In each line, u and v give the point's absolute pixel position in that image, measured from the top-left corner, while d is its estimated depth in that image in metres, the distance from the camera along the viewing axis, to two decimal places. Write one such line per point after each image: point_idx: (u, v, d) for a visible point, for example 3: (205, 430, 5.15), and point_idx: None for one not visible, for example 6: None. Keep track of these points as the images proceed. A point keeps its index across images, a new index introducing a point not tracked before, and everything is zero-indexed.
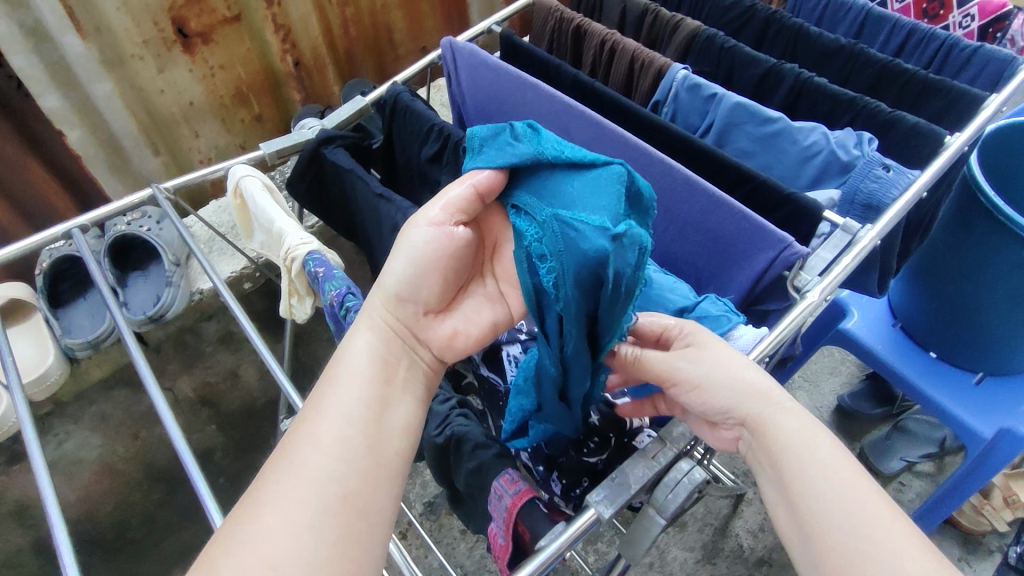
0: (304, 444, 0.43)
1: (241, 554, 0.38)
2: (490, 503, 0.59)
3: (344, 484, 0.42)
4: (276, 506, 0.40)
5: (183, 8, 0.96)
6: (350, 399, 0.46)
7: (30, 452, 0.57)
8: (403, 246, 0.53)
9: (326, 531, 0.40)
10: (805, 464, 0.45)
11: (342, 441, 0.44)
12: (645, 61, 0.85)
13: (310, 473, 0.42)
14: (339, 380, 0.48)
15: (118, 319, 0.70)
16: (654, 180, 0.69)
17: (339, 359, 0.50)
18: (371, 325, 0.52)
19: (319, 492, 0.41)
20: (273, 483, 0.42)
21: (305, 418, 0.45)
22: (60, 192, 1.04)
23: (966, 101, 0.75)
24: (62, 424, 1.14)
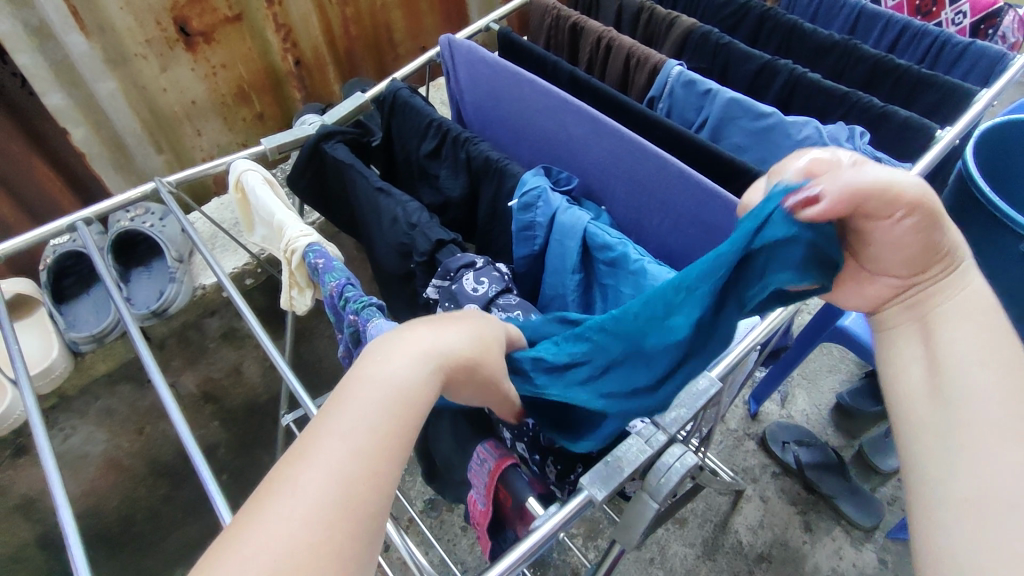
0: (332, 444, 0.34)
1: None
2: (471, 469, 0.60)
3: (375, 491, 0.34)
4: (292, 517, 0.31)
5: (185, 8, 0.97)
6: (391, 401, 0.37)
7: (36, 440, 0.58)
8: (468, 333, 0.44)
9: (352, 563, 0.31)
10: (967, 338, 0.40)
11: (381, 449, 0.35)
12: (640, 58, 0.86)
13: (339, 478, 0.33)
14: (373, 373, 0.38)
15: (123, 312, 0.71)
16: (650, 173, 0.70)
17: (372, 370, 0.38)
18: (426, 359, 0.40)
19: (347, 509, 0.32)
20: (288, 485, 0.32)
21: (329, 411, 0.36)
22: (63, 188, 1.06)
23: (958, 96, 0.76)
24: (67, 419, 1.15)
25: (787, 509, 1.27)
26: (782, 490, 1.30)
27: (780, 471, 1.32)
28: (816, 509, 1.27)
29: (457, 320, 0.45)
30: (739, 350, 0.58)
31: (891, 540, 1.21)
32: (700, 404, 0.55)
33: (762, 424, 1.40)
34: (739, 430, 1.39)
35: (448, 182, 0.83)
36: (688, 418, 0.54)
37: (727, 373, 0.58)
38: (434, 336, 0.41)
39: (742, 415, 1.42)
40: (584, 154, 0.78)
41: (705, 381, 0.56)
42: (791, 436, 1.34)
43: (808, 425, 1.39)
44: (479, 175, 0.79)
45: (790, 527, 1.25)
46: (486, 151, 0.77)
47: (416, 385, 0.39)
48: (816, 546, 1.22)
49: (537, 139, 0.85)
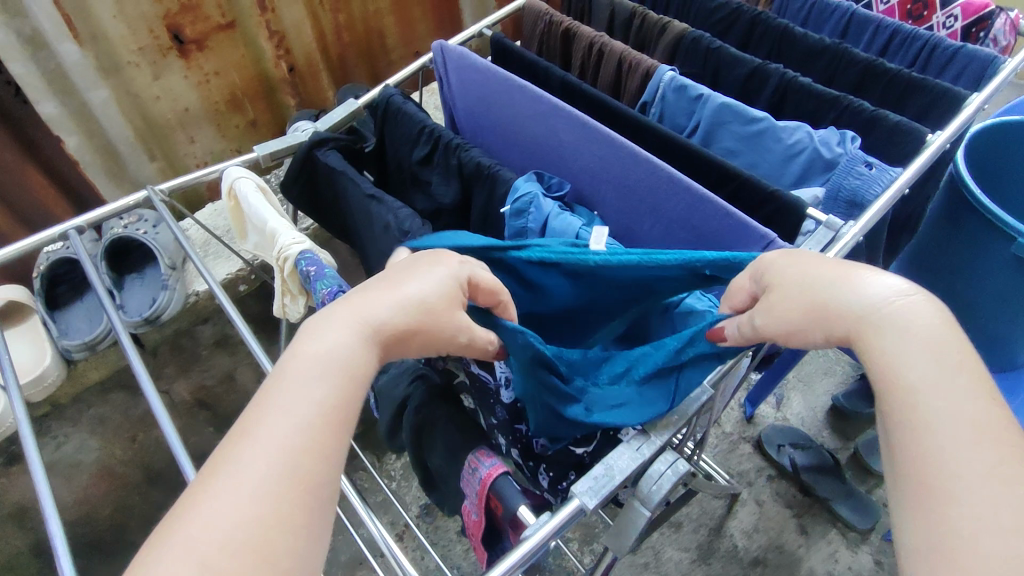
0: (272, 421, 0.36)
1: (194, 550, 0.31)
2: (463, 478, 0.59)
3: (317, 465, 0.36)
4: (236, 492, 0.33)
5: (178, 15, 0.97)
6: (329, 376, 0.39)
7: (26, 451, 0.58)
8: (400, 293, 0.44)
9: (299, 529, 0.34)
10: (918, 361, 0.38)
11: (320, 421, 0.37)
12: (632, 63, 0.86)
13: (281, 451, 0.35)
14: (310, 352, 0.40)
15: (114, 321, 0.71)
16: (640, 178, 0.70)
17: (305, 352, 0.40)
18: (362, 331, 0.42)
19: (291, 478, 0.34)
20: (232, 464, 0.34)
21: (269, 392, 0.38)
22: (58, 198, 1.05)
23: (948, 99, 0.77)
24: (60, 427, 1.15)
25: (783, 512, 1.27)
26: (778, 493, 1.30)
27: (775, 474, 1.32)
28: (812, 512, 1.27)
29: (392, 281, 0.45)
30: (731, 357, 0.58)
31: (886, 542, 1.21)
32: (692, 410, 0.55)
33: (757, 426, 1.40)
34: (734, 433, 1.39)
35: (440, 188, 0.83)
36: (680, 425, 0.54)
37: (719, 381, 0.58)
38: (361, 308, 0.43)
39: (737, 417, 1.42)
40: (575, 160, 0.78)
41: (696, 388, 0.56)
42: (787, 439, 1.34)
43: (803, 427, 1.39)
44: (471, 181, 0.79)
45: (786, 530, 1.25)
46: (477, 157, 0.78)
47: (351, 361, 0.40)
48: (811, 549, 1.22)
49: (528, 145, 0.85)
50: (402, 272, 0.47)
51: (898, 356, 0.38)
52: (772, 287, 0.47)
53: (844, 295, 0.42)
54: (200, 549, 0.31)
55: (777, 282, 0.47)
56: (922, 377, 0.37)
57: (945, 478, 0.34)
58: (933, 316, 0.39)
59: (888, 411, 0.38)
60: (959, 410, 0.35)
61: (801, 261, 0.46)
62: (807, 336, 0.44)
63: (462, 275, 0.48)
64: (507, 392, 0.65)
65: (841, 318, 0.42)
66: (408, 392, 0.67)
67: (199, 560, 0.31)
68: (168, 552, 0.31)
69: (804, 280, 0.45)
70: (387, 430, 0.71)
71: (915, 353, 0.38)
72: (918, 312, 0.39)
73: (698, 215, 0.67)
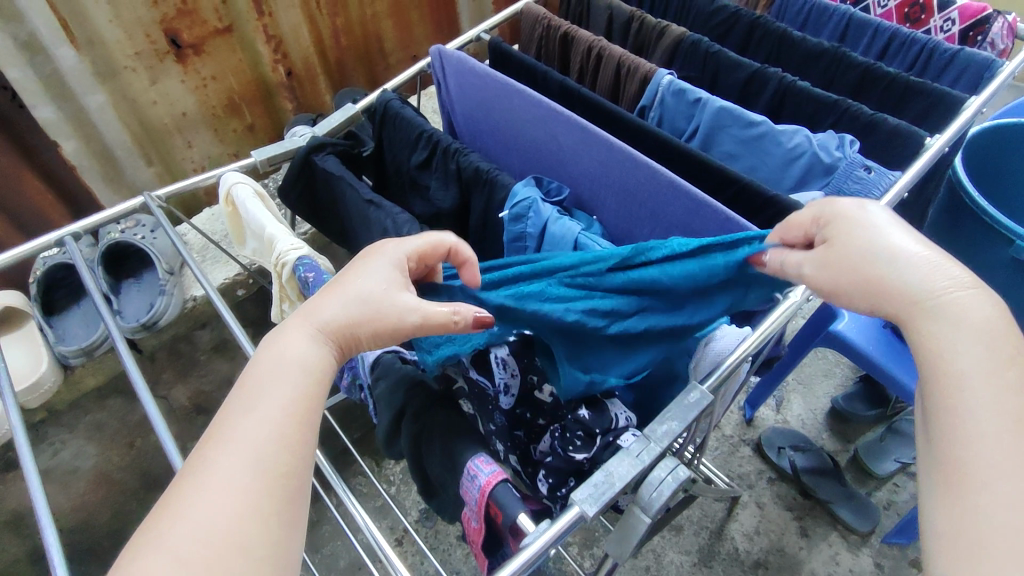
0: (238, 423, 0.40)
1: (170, 543, 0.34)
2: (462, 487, 0.59)
3: (288, 457, 0.39)
4: (208, 488, 0.36)
5: (175, 20, 0.97)
6: (289, 379, 0.43)
7: (21, 460, 0.57)
8: (347, 292, 0.48)
9: (270, 514, 0.37)
10: (970, 350, 0.40)
11: (283, 419, 0.41)
12: (631, 67, 0.86)
13: (247, 449, 0.38)
14: (270, 361, 0.44)
15: (110, 327, 0.70)
16: (639, 183, 0.70)
17: (269, 357, 0.44)
18: (316, 335, 0.46)
19: (257, 471, 0.38)
20: (202, 465, 0.38)
21: (234, 401, 0.41)
22: (54, 203, 1.05)
23: (946, 103, 0.76)
24: (57, 434, 1.17)
25: (784, 515, 1.27)
26: (778, 495, 1.29)
27: (776, 477, 1.32)
28: (813, 515, 1.27)
29: (341, 283, 0.49)
30: (730, 363, 0.58)
31: (887, 544, 1.20)
32: (691, 416, 0.55)
33: (757, 428, 1.40)
34: (734, 436, 1.39)
35: (438, 193, 0.83)
36: (679, 430, 0.54)
37: (718, 385, 0.58)
38: (310, 313, 0.46)
39: (737, 420, 1.42)
40: (575, 164, 0.78)
41: (696, 393, 0.56)
42: (786, 441, 1.34)
43: (803, 429, 1.39)
44: (470, 187, 0.79)
45: (786, 533, 1.25)
46: (476, 162, 0.77)
47: (312, 362, 0.44)
48: (812, 552, 1.22)
49: (527, 149, 0.84)
50: (352, 270, 0.50)
51: (950, 343, 0.40)
52: (833, 240, 0.47)
53: (902, 273, 0.43)
54: (176, 542, 0.34)
55: (840, 237, 0.47)
56: (968, 365, 0.39)
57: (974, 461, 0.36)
58: (987, 309, 0.41)
59: (930, 396, 0.40)
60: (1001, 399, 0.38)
61: (874, 224, 0.46)
62: (851, 298, 0.46)
63: (405, 253, 0.51)
64: (507, 399, 0.65)
65: (892, 298, 0.43)
66: (406, 401, 0.66)
67: (176, 550, 0.34)
68: (149, 547, 0.34)
69: (871, 244, 0.45)
70: (385, 438, 0.70)
71: (965, 341, 0.40)
72: (973, 305, 0.41)
73: (685, 209, 0.67)
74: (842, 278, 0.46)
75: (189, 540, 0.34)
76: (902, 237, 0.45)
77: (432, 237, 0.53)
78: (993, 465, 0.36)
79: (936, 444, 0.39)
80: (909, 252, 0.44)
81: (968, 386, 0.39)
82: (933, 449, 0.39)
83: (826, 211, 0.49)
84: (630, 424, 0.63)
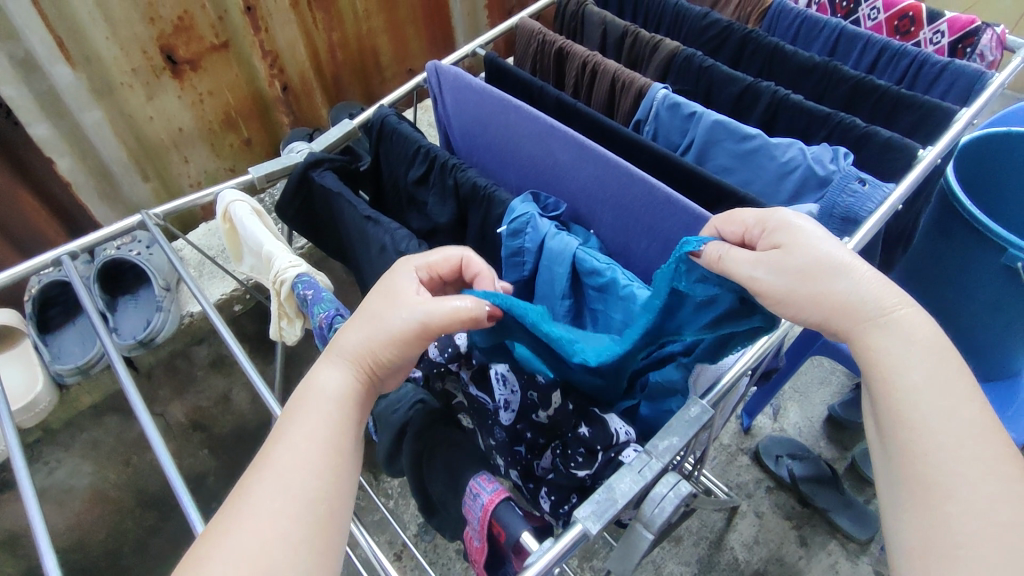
0: (269, 454, 0.44)
1: (214, 563, 0.38)
2: (464, 505, 0.58)
3: (316, 484, 0.42)
4: (242, 515, 0.40)
5: (171, 37, 0.98)
6: (316, 414, 0.46)
7: (20, 482, 0.56)
8: (365, 316, 0.51)
9: (301, 539, 0.40)
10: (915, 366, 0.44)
11: (310, 448, 0.44)
12: (626, 82, 0.87)
13: (276, 478, 0.42)
14: (300, 398, 0.48)
15: (108, 346, 0.70)
16: (636, 199, 0.71)
17: (307, 391, 0.48)
18: (343, 369, 0.49)
19: (284, 498, 0.41)
20: (237, 494, 0.42)
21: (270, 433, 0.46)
22: (50, 219, 1.04)
23: (938, 115, 0.78)
24: (53, 452, 1.13)
25: (781, 524, 1.27)
26: (776, 504, 1.30)
27: (774, 486, 1.32)
28: (812, 523, 1.27)
29: (365, 308, 0.53)
30: (730, 377, 0.58)
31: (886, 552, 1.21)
32: (692, 432, 0.54)
33: (755, 438, 1.40)
34: (733, 445, 1.39)
35: (437, 210, 0.83)
36: (680, 447, 0.54)
37: (718, 400, 0.58)
38: (341, 349, 0.50)
39: (735, 429, 1.42)
40: (573, 180, 0.78)
41: (697, 408, 0.56)
42: (784, 450, 1.34)
43: (800, 437, 1.39)
44: (468, 202, 0.79)
45: (785, 543, 1.25)
46: (475, 178, 0.78)
47: (339, 395, 0.48)
48: (812, 561, 1.22)
49: (523, 165, 0.85)
50: (372, 292, 0.54)
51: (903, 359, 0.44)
52: (787, 244, 0.49)
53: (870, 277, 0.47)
54: (213, 564, 0.38)
55: (790, 244, 0.48)
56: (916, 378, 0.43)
57: (942, 469, 0.40)
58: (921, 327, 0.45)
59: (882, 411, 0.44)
60: (952, 410, 0.42)
61: (815, 235, 0.49)
62: (805, 309, 0.47)
63: (416, 266, 0.57)
64: (507, 414, 0.65)
65: (841, 315, 0.46)
66: (408, 419, 0.66)
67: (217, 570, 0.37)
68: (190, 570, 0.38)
69: (825, 253, 0.48)
70: (386, 456, 0.70)
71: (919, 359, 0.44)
72: (917, 324, 0.45)
73: (682, 223, 0.68)
74: (799, 286, 0.47)
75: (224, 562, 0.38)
76: (846, 253, 0.48)
77: (448, 254, 0.59)
78: (969, 472, 0.39)
79: (895, 458, 0.42)
80: (862, 269, 0.47)
81: (925, 398, 0.42)
82: (891, 465, 0.42)
83: (773, 216, 0.51)
84: (631, 438, 0.62)
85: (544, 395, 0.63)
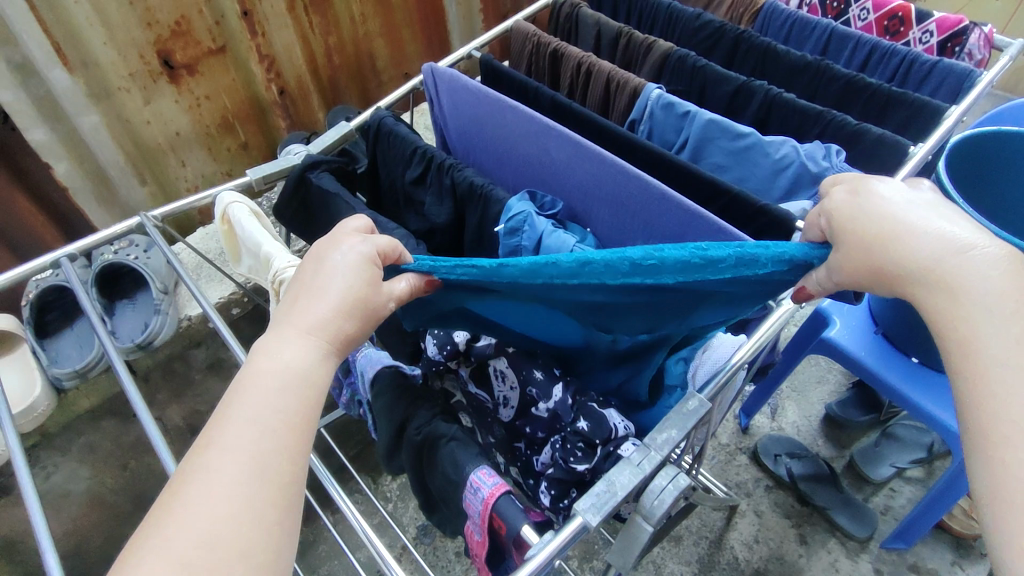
0: (237, 429, 0.40)
1: (174, 546, 0.35)
2: (464, 500, 0.59)
3: (288, 465, 0.41)
4: (215, 492, 0.38)
5: (168, 41, 0.98)
6: (286, 388, 0.43)
7: (21, 482, 0.56)
8: (329, 291, 0.48)
9: (270, 523, 0.38)
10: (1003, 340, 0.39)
11: (275, 428, 0.41)
12: (620, 82, 0.88)
13: (249, 457, 0.39)
14: (264, 367, 0.44)
15: (106, 347, 0.70)
16: (633, 195, 0.71)
17: (264, 362, 0.44)
18: (318, 344, 0.46)
19: (258, 479, 0.39)
20: (205, 469, 0.39)
21: (222, 402, 0.43)
22: (47, 224, 1.04)
23: (927, 113, 0.79)
24: (49, 457, 1.13)
25: (782, 523, 1.27)
26: (775, 503, 1.30)
27: (773, 484, 1.32)
28: (811, 522, 1.27)
29: (323, 279, 0.49)
30: (728, 369, 0.59)
31: (886, 550, 1.21)
32: (689, 425, 0.55)
33: (754, 437, 1.40)
34: (731, 444, 1.39)
35: (434, 209, 0.84)
36: (678, 439, 0.54)
37: (716, 393, 0.59)
38: (306, 318, 0.47)
39: (733, 429, 1.42)
40: (568, 177, 0.79)
41: (694, 401, 0.56)
42: (782, 449, 1.35)
43: (799, 436, 1.39)
44: (466, 202, 0.80)
45: (785, 541, 1.25)
46: (472, 177, 0.78)
47: (309, 370, 0.45)
48: (812, 559, 1.22)
49: (521, 164, 0.85)
50: (317, 271, 0.49)
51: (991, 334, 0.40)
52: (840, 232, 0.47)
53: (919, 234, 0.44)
54: (183, 547, 0.35)
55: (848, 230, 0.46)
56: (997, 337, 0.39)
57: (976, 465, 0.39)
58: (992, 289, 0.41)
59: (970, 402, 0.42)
60: None
61: (878, 210, 0.45)
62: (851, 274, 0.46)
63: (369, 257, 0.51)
64: (507, 411, 0.69)
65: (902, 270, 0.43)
66: (408, 413, 0.67)
67: (180, 553, 0.35)
68: (159, 549, 0.35)
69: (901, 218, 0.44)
70: (386, 453, 0.70)
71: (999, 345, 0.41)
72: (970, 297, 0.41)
73: (681, 224, 0.68)
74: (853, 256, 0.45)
75: (196, 545, 0.35)
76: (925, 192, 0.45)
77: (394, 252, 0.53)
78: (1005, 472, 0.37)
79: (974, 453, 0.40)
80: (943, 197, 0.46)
81: None
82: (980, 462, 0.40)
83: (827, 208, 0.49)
84: (629, 432, 0.63)
85: (545, 389, 0.65)
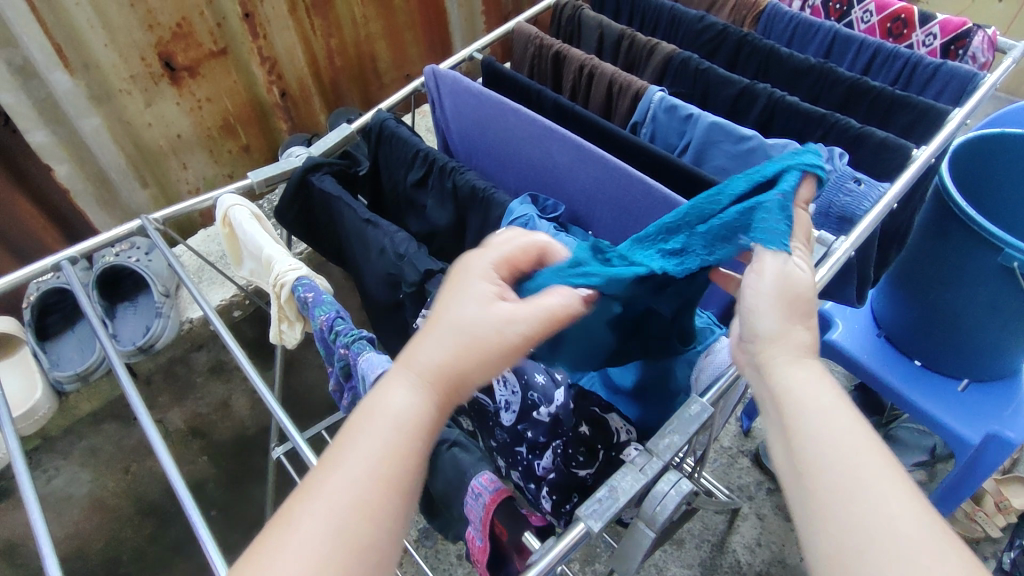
0: (337, 482, 0.40)
1: None
2: (466, 505, 0.58)
3: (374, 523, 0.39)
4: (299, 548, 0.37)
5: (169, 43, 0.98)
6: (385, 435, 0.42)
7: (21, 486, 0.56)
8: (451, 325, 0.46)
9: None
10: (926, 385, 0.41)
11: (369, 483, 0.40)
12: (623, 85, 0.87)
13: (334, 512, 0.38)
14: (373, 411, 0.43)
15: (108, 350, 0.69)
16: (637, 200, 0.71)
17: (377, 405, 0.43)
18: (416, 384, 0.44)
19: (342, 537, 0.38)
20: (294, 521, 0.38)
21: (332, 445, 0.42)
22: (49, 226, 1.05)
23: (931, 116, 0.79)
24: (51, 460, 1.14)
25: (784, 526, 1.27)
26: (777, 506, 1.30)
27: (775, 487, 1.32)
28: None
29: (451, 303, 0.47)
30: (729, 375, 0.58)
31: None
32: (692, 430, 0.54)
33: (755, 440, 1.40)
34: (733, 447, 1.39)
35: (436, 212, 0.84)
36: (681, 444, 0.53)
37: (719, 398, 0.58)
38: (422, 355, 0.45)
39: (734, 432, 1.42)
40: (571, 181, 0.78)
41: (697, 406, 0.55)
42: None
43: None
44: (468, 206, 0.80)
45: (787, 544, 1.24)
46: (473, 180, 0.78)
47: (413, 416, 0.43)
48: None
49: (524, 166, 0.85)
50: (455, 286, 0.49)
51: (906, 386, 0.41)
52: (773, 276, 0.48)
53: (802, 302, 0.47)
54: None
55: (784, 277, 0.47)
56: None
57: None
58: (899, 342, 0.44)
59: None
60: None
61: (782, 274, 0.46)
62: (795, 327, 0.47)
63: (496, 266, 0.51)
64: (507, 415, 0.67)
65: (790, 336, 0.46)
66: None
67: None
68: None
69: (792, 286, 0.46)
70: None
71: None
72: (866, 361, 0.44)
73: None
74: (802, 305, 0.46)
75: None
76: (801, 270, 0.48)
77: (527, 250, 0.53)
78: None
79: None
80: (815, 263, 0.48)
81: None
82: None
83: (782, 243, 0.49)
84: (630, 437, 0.66)
85: (547, 393, 0.64)
